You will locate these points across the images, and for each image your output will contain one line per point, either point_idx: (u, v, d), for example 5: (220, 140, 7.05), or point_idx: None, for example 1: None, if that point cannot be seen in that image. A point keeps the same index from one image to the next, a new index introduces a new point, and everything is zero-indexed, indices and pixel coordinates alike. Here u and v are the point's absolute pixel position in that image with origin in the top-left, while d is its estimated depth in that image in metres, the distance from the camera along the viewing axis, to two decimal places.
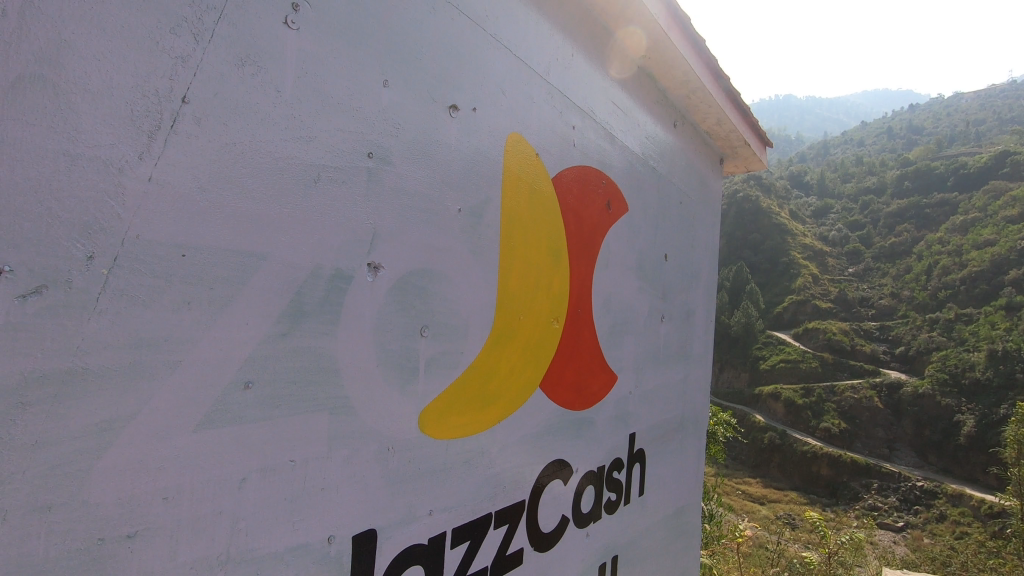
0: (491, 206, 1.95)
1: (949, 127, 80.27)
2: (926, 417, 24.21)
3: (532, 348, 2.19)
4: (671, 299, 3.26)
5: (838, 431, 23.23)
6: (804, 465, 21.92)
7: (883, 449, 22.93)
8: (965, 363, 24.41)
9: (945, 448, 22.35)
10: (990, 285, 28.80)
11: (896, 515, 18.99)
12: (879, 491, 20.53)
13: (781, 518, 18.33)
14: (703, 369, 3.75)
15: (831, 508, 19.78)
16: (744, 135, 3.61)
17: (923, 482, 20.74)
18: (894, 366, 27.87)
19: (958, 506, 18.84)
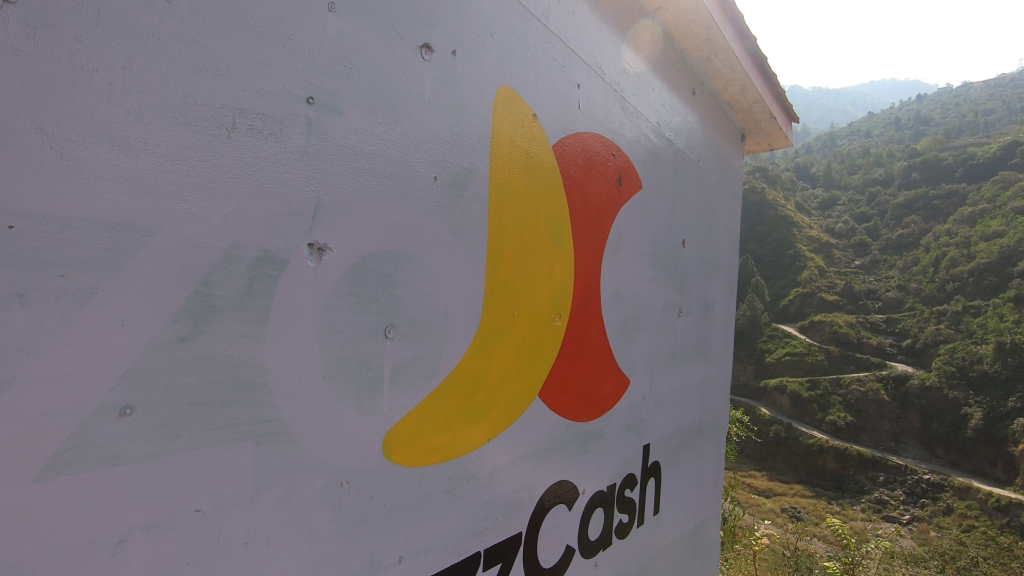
0: (477, 175, 1.58)
1: (955, 117, 79.54)
2: (932, 410, 23.77)
3: (532, 350, 1.83)
4: (690, 290, 2.90)
5: (845, 424, 22.78)
6: (810, 459, 21.62)
7: (890, 442, 22.51)
8: (973, 356, 24.14)
9: (952, 441, 21.99)
10: (999, 276, 28.31)
11: (903, 508, 18.65)
12: (885, 483, 20.18)
13: (787, 512, 17.99)
14: (722, 369, 3.38)
15: (837, 502, 19.46)
16: (770, 106, 3.22)
17: (930, 475, 20.39)
18: (901, 359, 27.13)
19: (964, 499, 18.69)
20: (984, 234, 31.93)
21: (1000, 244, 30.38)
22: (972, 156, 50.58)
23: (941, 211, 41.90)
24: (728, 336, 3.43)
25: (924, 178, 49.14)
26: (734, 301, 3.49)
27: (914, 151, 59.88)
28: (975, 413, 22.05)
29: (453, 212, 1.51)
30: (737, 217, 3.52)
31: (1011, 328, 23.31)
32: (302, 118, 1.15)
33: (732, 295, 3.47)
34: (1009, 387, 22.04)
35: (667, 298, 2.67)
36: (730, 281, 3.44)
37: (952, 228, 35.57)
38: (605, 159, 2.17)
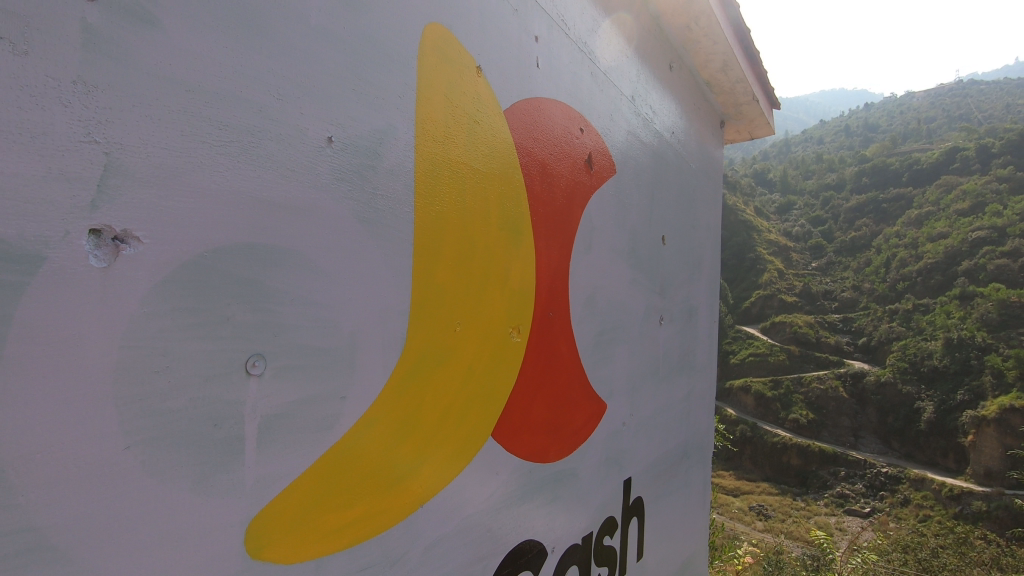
0: (396, 140, 1.14)
1: (902, 123, 80.99)
2: (888, 405, 23.85)
3: (485, 375, 1.40)
4: (672, 294, 2.54)
5: (807, 421, 23.12)
6: (774, 456, 21.84)
7: (849, 437, 22.79)
8: (924, 351, 24.46)
9: (907, 434, 22.29)
10: (946, 275, 29.21)
11: (864, 501, 18.96)
12: (846, 478, 20.47)
13: (755, 510, 18.52)
14: (707, 382, 3.01)
15: (802, 498, 19.76)
16: (752, 86, 2.88)
17: (888, 467, 20.68)
18: (857, 357, 27.32)
19: (920, 490, 18.91)
20: (929, 233, 32.65)
21: (945, 243, 31.40)
22: (919, 160, 51.59)
23: (890, 213, 43.28)
24: (712, 344, 3.09)
25: (874, 182, 50.52)
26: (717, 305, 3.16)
27: (864, 156, 60.83)
28: (928, 407, 22.47)
29: (363, 190, 1.07)
30: (717, 213, 3.19)
31: (958, 324, 23.86)
32: (74, 21, 0.70)
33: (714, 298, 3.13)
34: (958, 380, 22.44)
35: (648, 303, 2.29)
36: (713, 281, 3.10)
37: (901, 229, 36.36)
38: (572, 135, 1.76)
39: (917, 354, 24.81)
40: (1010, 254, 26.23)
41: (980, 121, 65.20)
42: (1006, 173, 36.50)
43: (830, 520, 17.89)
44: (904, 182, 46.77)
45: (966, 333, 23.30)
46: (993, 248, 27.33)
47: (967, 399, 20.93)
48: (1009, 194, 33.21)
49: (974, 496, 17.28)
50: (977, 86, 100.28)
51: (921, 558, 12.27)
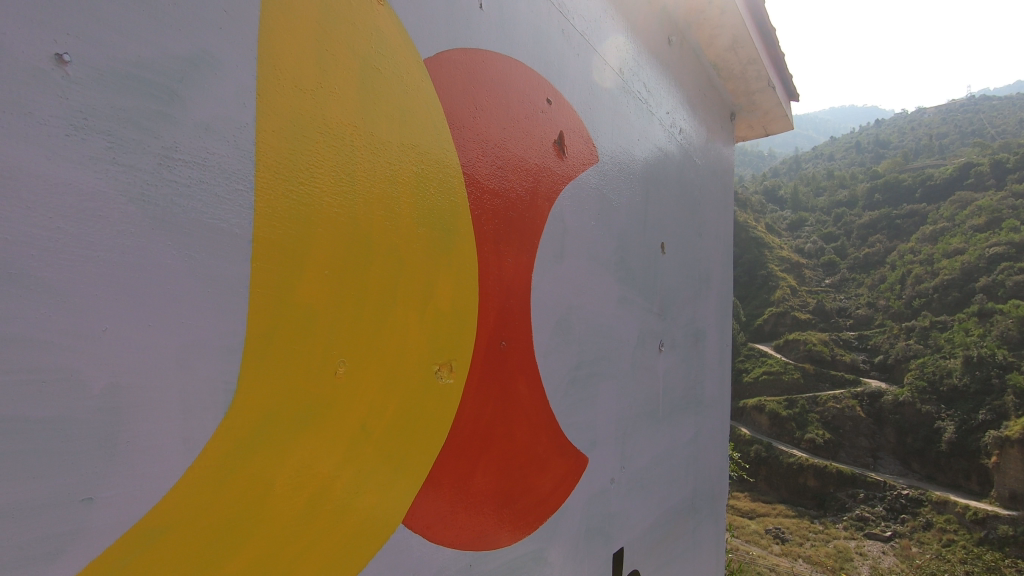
0: (221, 80, 0.73)
1: (912, 139, 80.27)
2: (907, 425, 22.76)
3: (395, 437, 0.97)
4: (675, 314, 2.10)
5: (824, 442, 22.21)
6: (790, 477, 21.00)
7: (866, 458, 21.84)
8: (943, 369, 23.26)
9: (928, 455, 21.22)
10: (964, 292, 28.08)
11: (884, 525, 18.02)
12: (866, 500, 19.55)
13: (771, 533, 17.66)
14: (718, 418, 2.54)
15: (820, 521, 18.94)
16: (767, 70, 2.48)
17: (909, 490, 19.66)
18: (874, 374, 26.18)
19: (943, 513, 17.88)
20: (943, 248, 31.77)
21: (961, 259, 30.45)
22: (931, 176, 50.78)
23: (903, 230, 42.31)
24: (723, 371, 2.63)
25: (886, 198, 49.48)
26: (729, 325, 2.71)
27: (875, 172, 60.01)
28: (948, 427, 21.42)
29: (134, 152, 0.65)
30: (727, 219, 2.76)
31: (976, 341, 23.10)
32: None
33: (726, 316, 2.68)
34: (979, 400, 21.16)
35: (644, 326, 1.86)
36: (723, 297, 2.65)
37: (915, 245, 35.44)
38: (534, 107, 1.34)
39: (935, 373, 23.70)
40: None
41: (993, 137, 63.87)
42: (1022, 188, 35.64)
43: (849, 544, 16.96)
44: (917, 198, 45.89)
45: (985, 351, 22.35)
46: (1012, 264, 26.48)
47: (989, 419, 19.95)
48: None
49: (1000, 519, 16.41)
50: (991, 101, 100.60)
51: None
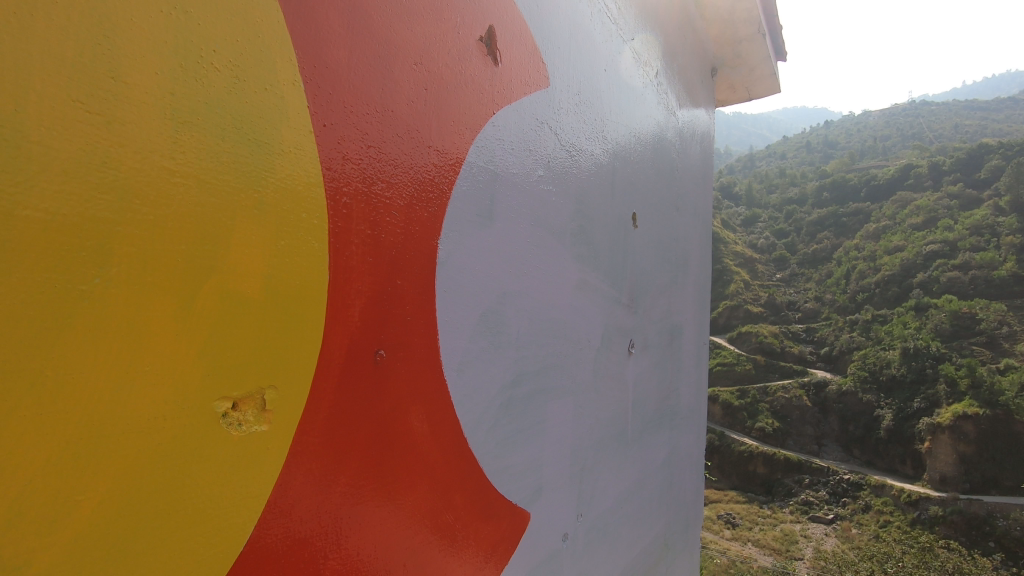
0: None
1: (857, 140, 81.83)
2: (850, 414, 22.90)
3: (81, 562, 0.46)
4: (650, 302, 1.66)
5: (773, 430, 22.69)
6: (741, 465, 21.54)
7: (812, 445, 22.25)
8: (882, 360, 23.23)
9: (868, 442, 21.37)
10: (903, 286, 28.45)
11: (827, 508, 18.54)
12: (811, 485, 20.05)
13: (723, 518, 18.31)
14: (692, 430, 2.12)
15: (768, 506, 19.50)
16: (754, 10, 2.04)
17: (850, 475, 20.02)
18: (819, 366, 26.43)
19: (880, 496, 18.42)
20: (885, 245, 32.33)
21: (901, 254, 31.17)
22: (874, 176, 51.77)
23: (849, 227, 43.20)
24: (699, 374, 2.21)
25: (834, 196, 50.59)
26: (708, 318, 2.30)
27: (824, 171, 61.21)
28: (886, 415, 21.58)
29: None
30: (705, 192, 2.32)
31: (913, 334, 22.92)
32: None
33: (704, 308, 2.26)
34: (914, 389, 21.48)
35: (613, 322, 1.41)
36: (702, 287, 2.24)
37: (859, 242, 36.12)
38: None
39: (876, 364, 23.65)
40: (963, 267, 26.28)
41: (930, 140, 66.17)
42: (957, 189, 36.82)
43: (794, 527, 17.71)
44: (861, 197, 46.81)
45: (920, 342, 22.55)
46: (946, 261, 27.37)
47: (923, 407, 20.22)
48: (959, 209, 33.54)
49: (931, 501, 17.05)
50: (929, 106, 100.59)
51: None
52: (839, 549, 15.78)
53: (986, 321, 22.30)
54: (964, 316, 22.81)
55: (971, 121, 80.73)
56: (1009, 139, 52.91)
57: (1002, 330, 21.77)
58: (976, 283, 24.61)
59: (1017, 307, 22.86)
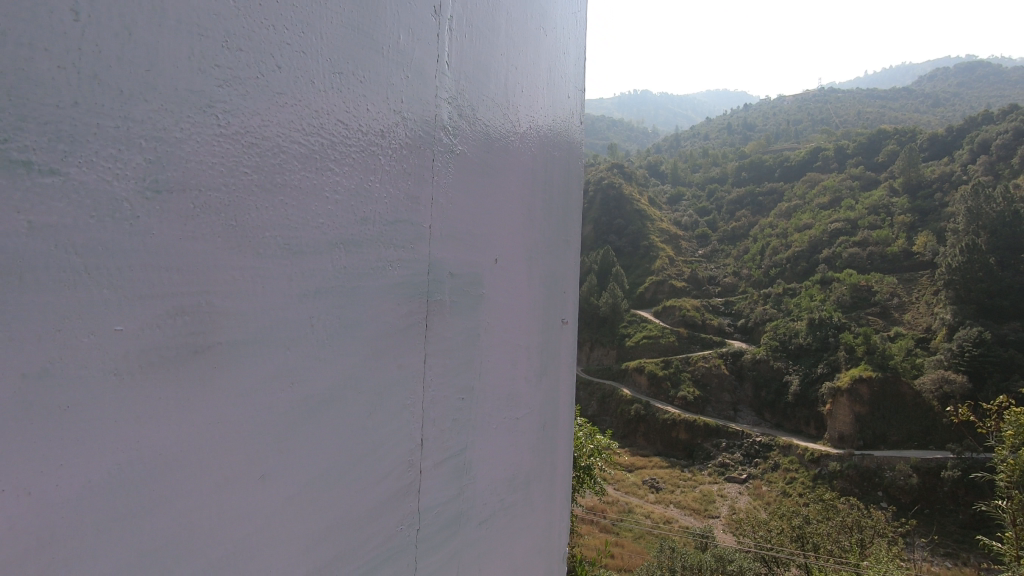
0: None
1: (772, 123, 82.94)
2: (763, 380, 23.16)
3: None
4: (138, 220, 0.59)
5: (694, 398, 22.90)
6: (665, 432, 21.76)
7: (729, 411, 22.51)
8: (791, 330, 23.45)
9: (778, 406, 21.79)
10: (810, 261, 28.67)
11: (741, 469, 18.95)
12: (727, 448, 20.24)
13: (648, 483, 18.39)
14: (444, 488, 1.07)
15: (688, 469, 19.72)
16: None
17: (762, 437, 20.36)
18: (736, 337, 26.26)
19: (788, 455, 18.89)
20: (795, 223, 32.75)
21: (810, 229, 31.38)
22: (787, 159, 52.23)
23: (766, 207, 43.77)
24: (476, 374, 1.18)
25: (751, 176, 51.23)
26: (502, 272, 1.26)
27: (741, 153, 61.96)
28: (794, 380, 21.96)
29: None
30: (492, 20, 1.25)
31: (817, 306, 23.49)
32: None
33: (491, 252, 1.22)
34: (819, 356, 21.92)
35: None
36: (483, 214, 1.20)
37: (773, 221, 36.50)
38: None
39: (786, 334, 23.89)
40: (862, 244, 27.02)
41: (836, 127, 68.20)
42: (859, 171, 37.80)
43: (712, 488, 18.02)
44: (775, 178, 47.37)
45: (826, 313, 22.75)
46: (847, 238, 28.05)
47: (826, 372, 20.69)
48: (860, 190, 34.46)
49: (831, 458, 17.53)
50: (837, 94, 100.70)
51: (795, 525, 12.05)
52: (753, 506, 16.22)
53: (879, 292, 23.01)
54: (862, 288, 23.46)
55: (875, 108, 82.96)
56: (905, 126, 54.86)
57: (893, 301, 22.50)
58: (873, 257, 25.38)
59: (906, 281, 23.72)
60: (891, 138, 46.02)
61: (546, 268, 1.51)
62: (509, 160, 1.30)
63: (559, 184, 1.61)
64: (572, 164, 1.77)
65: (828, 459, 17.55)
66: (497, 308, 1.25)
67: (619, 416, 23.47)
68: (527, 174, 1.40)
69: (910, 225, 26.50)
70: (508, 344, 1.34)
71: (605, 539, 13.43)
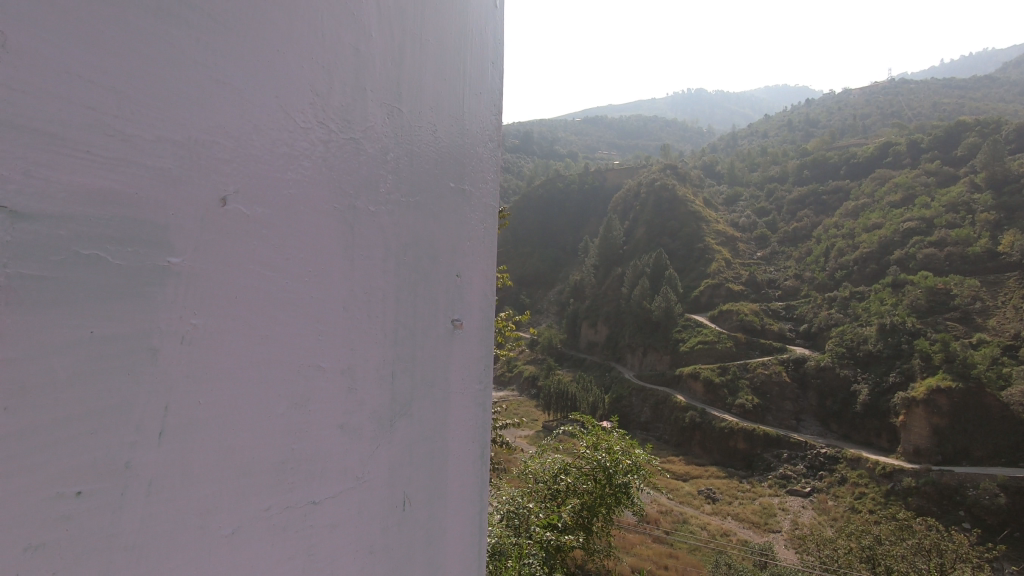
0: None
1: (838, 119, 79.01)
2: (828, 388, 21.59)
3: None
4: None
5: (752, 407, 21.66)
6: (722, 440, 20.69)
7: (791, 420, 21.13)
8: (859, 336, 21.68)
9: (845, 415, 20.26)
10: (880, 262, 26.31)
11: (805, 481, 17.73)
12: (789, 459, 18.97)
13: (703, 493, 17.46)
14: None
15: (747, 480, 18.60)
16: None
17: (827, 448, 19.02)
18: (799, 343, 24.60)
19: (856, 468, 17.43)
20: (863, 222, 30.56)
21: (879, 229, 29.02)
22: (854, 155, 49.23)
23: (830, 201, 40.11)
24: (176, 418, 0.66)
25: (813, 174, 48.69)
26: (146, 262, 0.64)
27: (804, 150, 59.35)
28: (862, 388, 20.30)
29: None
30: None
31: (888, 310, 21.52)
32: None
33: (102, 217, 0.61)
34: (890, 364, 20.02)
35: None
36: (69, 144, 0.59)
37: (838, 220, 34.30)
38: None
39: (852, 340, 22.14)
40: (938, 244, 24.88)
41: (909, 120, 64.27)
42: (934, 167, 34.97)
43: (772, 500, 16.95)
44: (841, 175, 44.69)
45: (898, 318, 20.89)
46: (922, 237, 25.76)
47: (898, 381, 18.97)
48: (937, 186, 31.76)
49: (905, 473, 15.98)
50: (909, 85, 100.44)
51: (865, 545, 10.93)
52: (817, 522, 15.06)
53: (959, 296, 20.89)
54: (939, 291, 21.33)
55: (955, 99, 77.30)
56: (988, 117, 50.72)
57: (975, 305, 20.30)
58: (952, 258, 23.07)
59: (991, 283, 21.46)
60: (972, 128, 42.45)
61: (332, 262, 0.86)
62: (182, 56, 0.68)
63: (372, 114, 0.96)
64: (455, 88, 1.21)
65: (902, 474, 16.04)
66: (132, 333, 0.62)
67: (674, 423, 22.60)
68: (259, 84, 0.76)
69: (996, 222, 24.04)
70: (291, 356, 0.79)
71: (659, 550, 12.76)
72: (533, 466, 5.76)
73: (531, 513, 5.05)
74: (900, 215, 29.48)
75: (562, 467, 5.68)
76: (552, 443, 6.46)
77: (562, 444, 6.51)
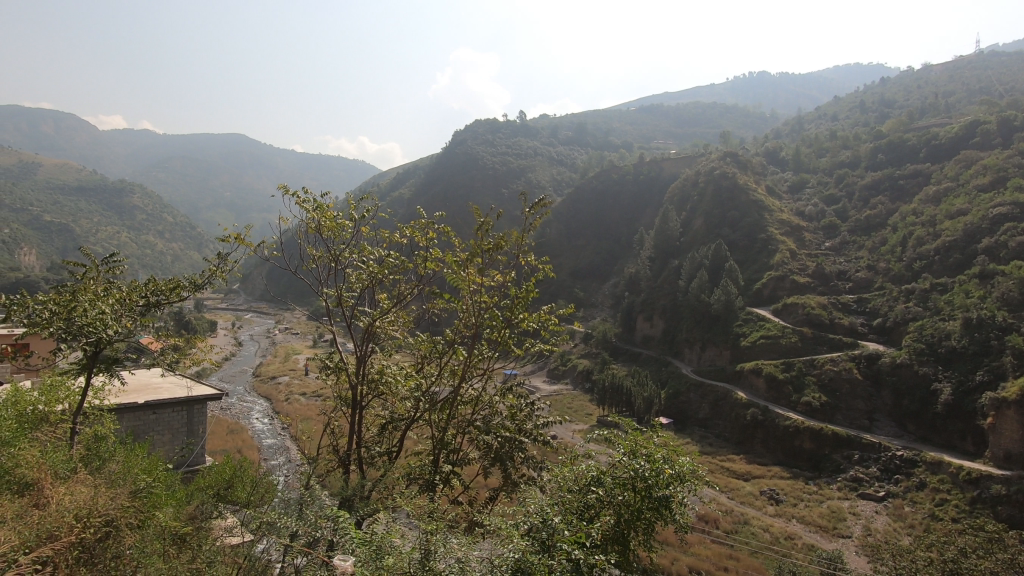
0: None
1: (915, 98, 74.01)
2: (904, 386, 19.62)
3: None
4: None
5: (820, 405, 20.08)
6: (786, 440, 19.27)
7: (864, 420, 19.32)
8: (941, 330, 19.56)
9: (924, 416, 18.31)
10: (965, 252, 23.61)
11: (878, 485, 16.22)
12: (861, 461, 17.40)
13: (765, 493, 16.29)
14: None
15: (814, 482, 17.26)
16: None
17: (904, 451, 17.28)
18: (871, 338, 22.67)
19: (937, 473, 15.72)
20: (947, 208, 27.81)
21: (965, 220, 26.05)
22: (935, 134, 45.48)
23: (904, 187, 36.77)
24: None
25: (888, 158, 45.42)
26: None
27: (878, 132, 55.92)
28: (944, 387, 18.25)
29: None
30: None
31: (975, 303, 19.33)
32: None
33: None
34: (978, 362, 17.94)
35: None
36: None
37: (917, 206, 31.50)
38: None
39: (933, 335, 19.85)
40: None
41: (998, 97, 59.32)
42: None
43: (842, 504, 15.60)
44: (921, 158, 41.27)
45: (987, 312, 18.65)
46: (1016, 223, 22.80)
47: (987, 379, 16.90)
48: None
49: (995, 479, 14.25)
50: (995, 59, 98.67)
51: (949, 557, 9.59)
52: (892, 529, 13.72)
53: None
54: None
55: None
56: None
57: None
58: None
59: None
60: None
61: None
62: None
63: None
64: None
65: (992, 480, 14.28)
66: None
67: (734, 421, 21.39)
68: None
69: None
70: None
71: (717, 551, 11.94)
72: (567, 474, 5.15)
73: (559, 522, 4.40)
74: (990, 203, 26.39)
75: (596, 476, 5.08)
76: (587, 450, 5.90)
77: (601, 452, 5.94)
